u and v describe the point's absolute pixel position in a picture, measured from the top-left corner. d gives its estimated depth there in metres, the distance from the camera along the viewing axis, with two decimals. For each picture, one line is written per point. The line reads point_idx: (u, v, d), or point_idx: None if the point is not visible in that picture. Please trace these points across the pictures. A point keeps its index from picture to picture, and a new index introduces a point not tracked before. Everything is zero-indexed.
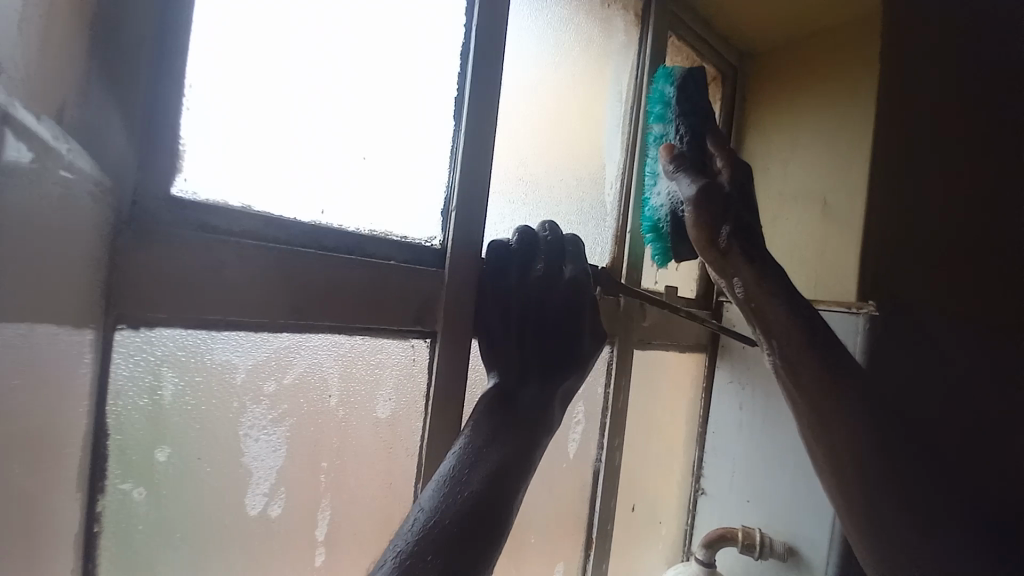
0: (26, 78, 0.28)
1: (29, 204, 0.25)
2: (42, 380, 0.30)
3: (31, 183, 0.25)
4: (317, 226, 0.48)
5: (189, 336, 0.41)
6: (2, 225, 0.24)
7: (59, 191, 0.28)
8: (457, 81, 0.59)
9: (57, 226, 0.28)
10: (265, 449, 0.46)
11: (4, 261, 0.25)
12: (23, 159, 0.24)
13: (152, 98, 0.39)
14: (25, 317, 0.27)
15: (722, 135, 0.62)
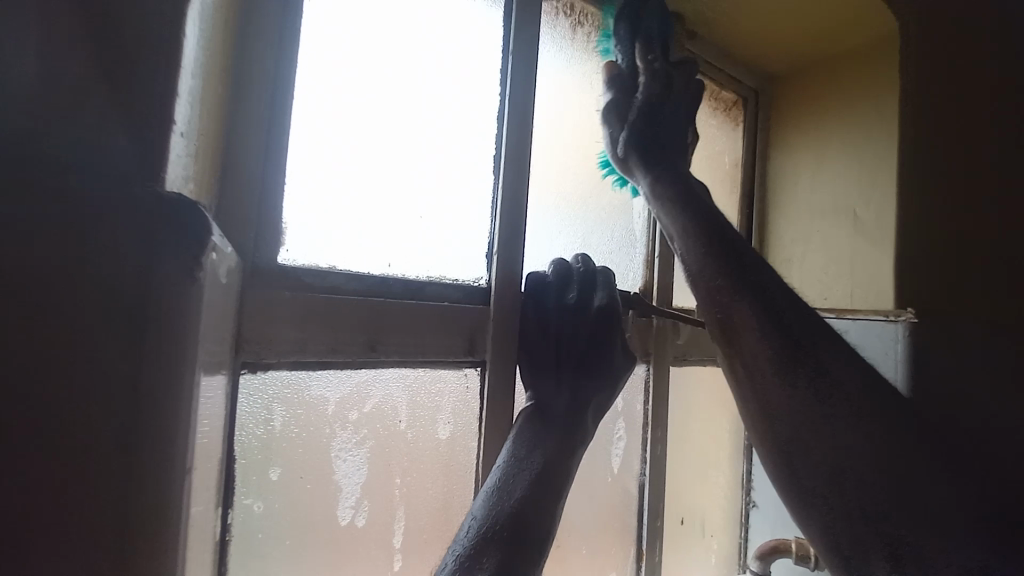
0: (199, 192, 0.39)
1: (221, 288, 0.35)
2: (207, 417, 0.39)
3: (223, 273, 0.35)
4: (387, 277, 0.58)
5: (292, 376, 0.51)
6: (215, 306, 0.34)
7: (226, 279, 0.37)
8: (494, 140, 0.68)
9: (225, 299, 0.39)
10: (351, 467, 0.55)
11: (209, 330, 0.35)
12: (223, 258, 0.34)
13: (264, 190, 0.50)
14: (208, 369, 0.38)
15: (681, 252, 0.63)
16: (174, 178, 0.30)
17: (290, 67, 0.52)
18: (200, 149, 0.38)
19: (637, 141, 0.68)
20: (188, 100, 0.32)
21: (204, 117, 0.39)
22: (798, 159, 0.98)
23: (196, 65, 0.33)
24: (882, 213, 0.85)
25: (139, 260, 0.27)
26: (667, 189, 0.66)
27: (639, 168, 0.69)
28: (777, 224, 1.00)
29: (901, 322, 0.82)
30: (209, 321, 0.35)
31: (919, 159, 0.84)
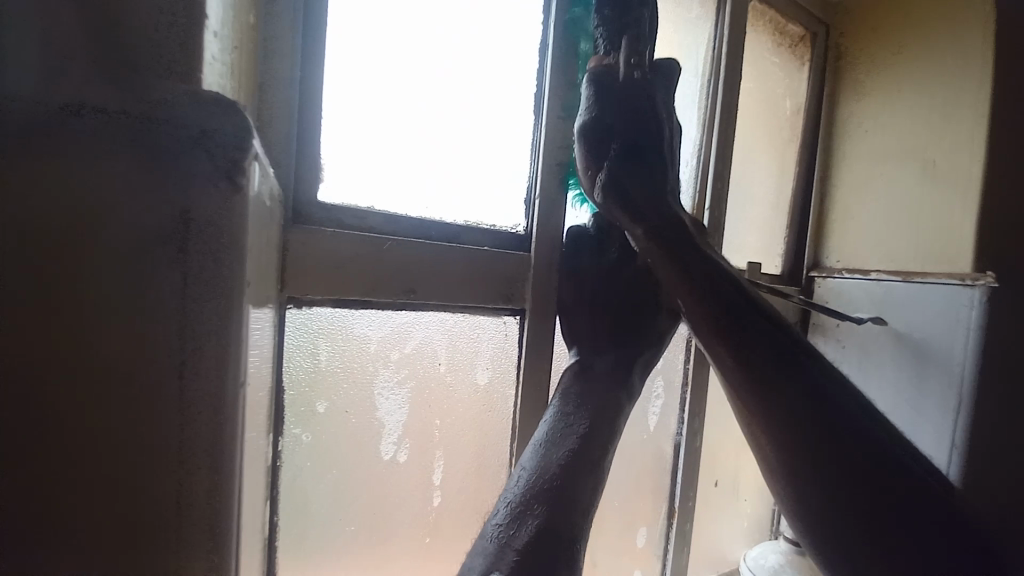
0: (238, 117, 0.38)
1: (264, 214, 0.35)
2: (256, 344, 0.40)
3: (264, 202, 0.34)
4: (424, 220, 0.57)
5: (336, 313, 0.52)
6: (259, 233, 0.34)
7: (267, 203, 0.36)
8: (536, 77, 0.64)
9: (268, 228, 0.38)
10: (393, 406, 0.56)
11: (256, 257, 0.35)
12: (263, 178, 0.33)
13: (300, 123, 0.49)
14: (255, 298, 0.38)
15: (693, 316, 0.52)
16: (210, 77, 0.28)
17: None
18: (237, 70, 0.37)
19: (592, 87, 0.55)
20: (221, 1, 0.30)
21: (238, 33, 0.37)
22: (867, 104, 0.89)
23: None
24: (965, 164, 0.76)
25: (184, 162, 0.25)
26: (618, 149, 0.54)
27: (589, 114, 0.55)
28: (839, 178, 0.92)
29: (979, 287, 0.74)
30: (256, 247, 0.35)
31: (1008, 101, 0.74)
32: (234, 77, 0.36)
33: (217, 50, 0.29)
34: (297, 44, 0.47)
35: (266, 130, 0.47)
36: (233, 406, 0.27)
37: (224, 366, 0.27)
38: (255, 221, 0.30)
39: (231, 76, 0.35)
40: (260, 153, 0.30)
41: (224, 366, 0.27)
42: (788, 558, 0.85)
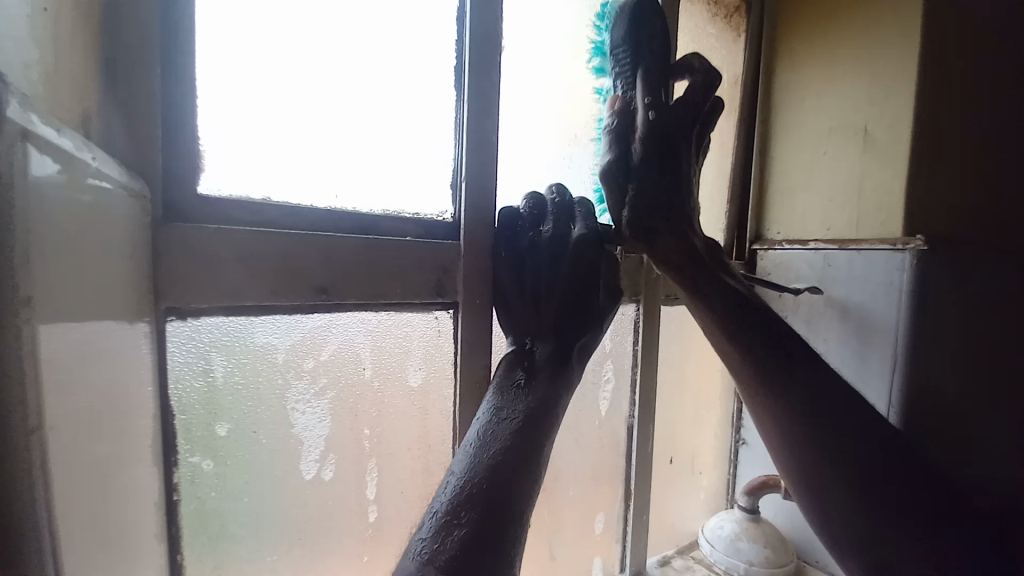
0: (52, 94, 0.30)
1: (87, 217, 0.28)
2: (109, 368, 0.33)
3: (85, 203, 0.27)
4: (335, 211, 0.51)
5: (231, 323, 0.45)
6: (80, 239, 0.27)
7: (95, 198, 0.29)
8: (456, 47, 0.58)
9: (102, 231, 0.31)
10: (311, 420, 0.51)
11: (84, 269, 0.28)
12: (71, 170, 0.25)
13: (167, 102, 0.41)
14: (95, 317, 0.31)
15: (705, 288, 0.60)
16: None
17: None
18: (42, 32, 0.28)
19: (631, 210, 0.57)
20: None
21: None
22: (803, 75, 0.89)
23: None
24: (896, 128, 0.77)
25: None
26: (669, 247, 0.58)
27: (632, 229, 0.58)
28: (778, 148, 0.93)
29: (909, 251, 0.76)
30: (82, 255, 0.28)
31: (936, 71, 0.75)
32: (40, 40, 0.28)
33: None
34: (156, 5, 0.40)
35: (123, 110, 0.39)
36: (20, 461, 0.21)
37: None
38: (46, 219, 0.23)
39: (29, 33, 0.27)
40: (50, 134, 0.23)
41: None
42: (743, 527, 0.85)
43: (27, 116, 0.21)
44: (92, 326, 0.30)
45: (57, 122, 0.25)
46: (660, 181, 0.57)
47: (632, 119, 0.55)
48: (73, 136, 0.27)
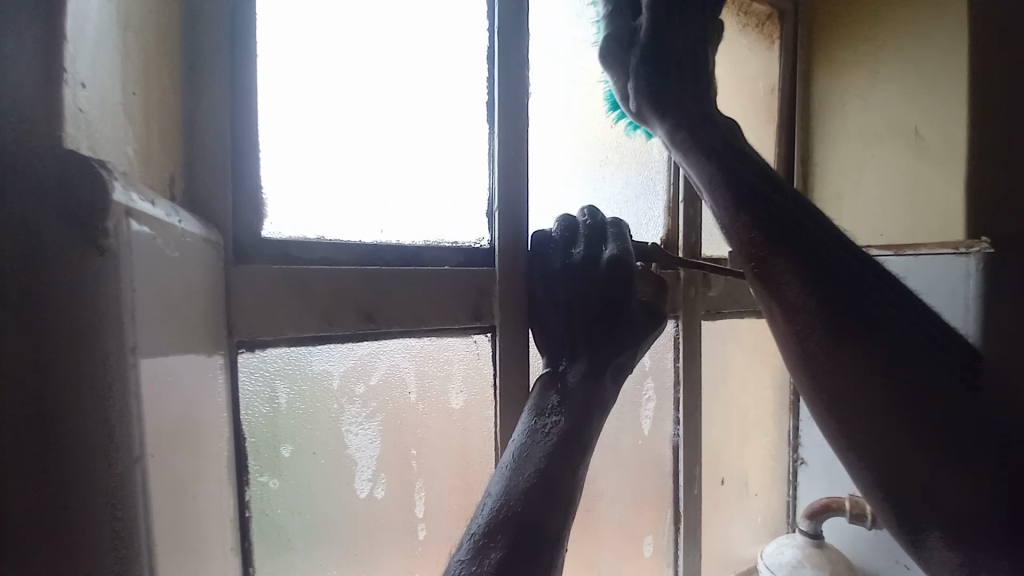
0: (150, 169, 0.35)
1: (176, 271, 0.33)
2: (193, 395, 0.38)
3: (173, 260, 0.33)
4: (380, 245, 0.55)
5: (292, 353, 0.50)
6: (170, 290, 0.32)
7: (180, 253, 0.34)
8: (486, 84, 0.62)
9: (187, 280, 0.36)
10: (364, 442, 0.54)
11: (173, 316, 0.33)
12: (160, 232, 0.30)
13: (235, 161, 0.47)
14: (183, 351, 0.36)
15: (757, 236, 0.51)
16: (75, 131, 0.25)
17: (248, 17, 0.47)
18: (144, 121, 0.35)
19: (648, 96, 0.58)
20: (95, 45, 0.27)
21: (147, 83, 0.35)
22: (844, 80, 0.87)
23: (110, 10, 0.29)
24: (951, 130, 0.75)
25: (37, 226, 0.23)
26: (699, 153, 0.56)
27: (655, 117, 0.59)
28: (822, 154, 0.90)
29: (974, 255, 0.73)
30: (172, 303, 0.33)
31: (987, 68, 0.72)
32: (146, 130, 0.34)
33: (86, 96, 0.26)
34: (223, 79, 0.45)
35: (198, 172, 0.44)
36: (127, 484, 0.25)
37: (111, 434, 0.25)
38: (147, 276, 0.28)
39: (138, 126, 0.33)
40: (146, 209, 0.28)
41: (112, 436, 0.25)
42: (804, 553, 0.81)
43: (128, 197, 0.26)
44: (180, 360, 0.35)
45: (149, 194, 0.30)
46: (674, 75, 0.58)
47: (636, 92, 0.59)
48: (160, 201, 0.31)
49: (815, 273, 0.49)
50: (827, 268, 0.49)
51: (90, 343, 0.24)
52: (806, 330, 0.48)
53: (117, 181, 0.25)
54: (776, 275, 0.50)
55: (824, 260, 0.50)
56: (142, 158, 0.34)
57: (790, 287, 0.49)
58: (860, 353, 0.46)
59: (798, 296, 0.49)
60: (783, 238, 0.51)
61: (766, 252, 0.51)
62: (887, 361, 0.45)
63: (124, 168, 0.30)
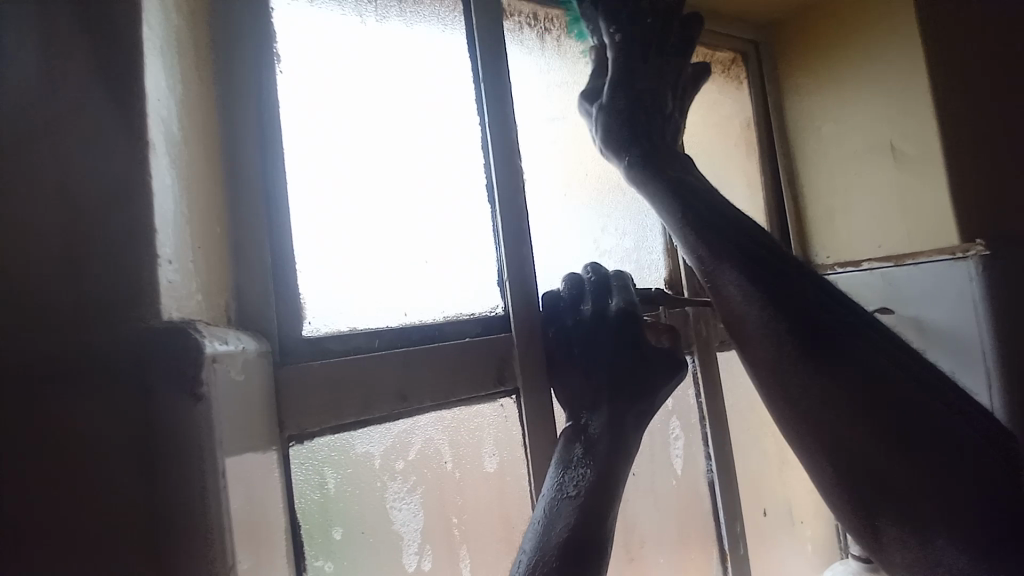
0: (205, 306, 0.42)
1: (251, 376, 0.43)
2: (254, 490, 0.42)
3: (248, 370, 0.42)
4: (405, 327, 0.60)
5: (337, 439, 0.54)
6: (249, 394, 0.42)
7: (249, 364, 0.43)
8: (483, 167, 0.68)
9: (258, 381, 0.45)
10: (408, 515, 0.57)
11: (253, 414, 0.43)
12: (235, 353, 0.39)
13: (276, 273, 0.53)
14: (252, 450, 0.42)
15: (735, 278, 0.55)
16: (168, 304, 0.36)
17: (274, 147, 0.54)
18: (197, 266, 0.41)
19: (610, 137, 0.65)
20: (172, 229, 0.38)
21: (199, 233, 0.42)
22: (815, 107, 0.93)
23: (178, 193, 0.40)
24: (926, 142, 0.79)
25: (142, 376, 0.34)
26: (652, 183, 0.62)
27: (614, 156, 0.65)
28: (809, 177, 0.95)
29: (971, 258, 0.75)
30: (252, 404, 0.43)
31: (942, 89, 0.78)
32: (197, 273, 0.41)
33: (172, 270, 0.37)
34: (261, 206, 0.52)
35: (245, 290, 0.51)
36: None
37: (205, 508, 0.35)
38: (225, 395, 0.37)
39: (192, 276, 0.40)
40: (221, 343, 0.38)
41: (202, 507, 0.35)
42: None
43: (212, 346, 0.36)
44: (244, 464, 0.40)
45: (224, 334, 0.40)
46: (647, 127, 0.64)
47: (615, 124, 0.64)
48: (236, 334, 0.42)
49: (779, 312, 0.53)
50: (802, 306, 0.53)
51: (191, 445, 0.35)
52: (768, 343, 0.53)
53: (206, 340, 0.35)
54: (736, 308, 0.55)
55: (795, 306, 0.53)
56: (194, 301, 0.40)
57: (751, 311, 0.54)
58: (813, 360, 0.51)
59: (747, 315, 0.55)
60: (760, 277, 0.55)
61: (750, 288, 0.55)
62: (840, 388, 0.50)
63: (209, 321, 0.42)
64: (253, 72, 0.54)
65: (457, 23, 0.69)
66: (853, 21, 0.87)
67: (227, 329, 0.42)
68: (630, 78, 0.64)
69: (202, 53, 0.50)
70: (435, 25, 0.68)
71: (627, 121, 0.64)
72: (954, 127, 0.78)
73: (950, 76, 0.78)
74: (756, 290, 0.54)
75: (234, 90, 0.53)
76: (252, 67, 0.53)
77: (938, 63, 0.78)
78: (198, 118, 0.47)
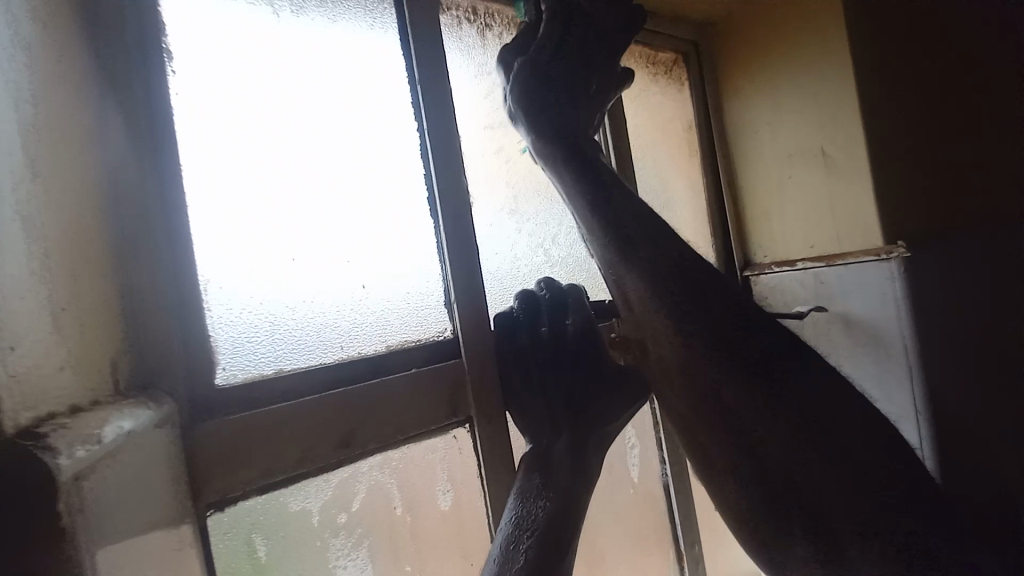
0: (77, 380, 0.33)
1: (135, 454, 0.34)
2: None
3: (130, 448, 0.34)
4: (341, 362, 0.54)
5: (267, 499, 0.48)
6: (131, 479, 0.34)
7: (127, 441, 0.33)
8: (424, 176, 0.63)
9: (145, 458, 0.36)
10: (355, 572, 0.52)
11: (142, 498, 0.35)
12: (113, 435, 0.31)
13: (181, 315, 0.46)
14: (148, 534, 0.35)
15: (619, 268, 0.48)
16: (13, 406, 0.26)
17: (174, 168, 0.46)
18: (58, 331, 0.32)
19: (523, 98, 0.52)
20: (20, 297, 0.29)
21: (63, 287, 0.34)
22: (752, 109, 0.95)
23: (35, 252, 0.31)
24: (852, 147, 0.82)
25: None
26: (557, 160, 0.51)
27: (524, 124, 0.53)
28: (750, 177, 0.97)
29: (894, 260, 0.79)
30: (137, 489, 0.34)
31: (886, 96, 0.81)
32: (61, 335, 0.33)
33: (20, 355, 0.28)
34: (157, 236, 0.44)
35: (142, 337, 0.43)
36: None
37: None
38: (102, 503, 0.29)
39: (54, 340, 0.32)
40: (88, 436, 0.29)
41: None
42: None
43: (83, 454, 0.27)
44: (141, 555, 0.34)
45: (94, 428, 0.30)
46: (558, 91, 0.53)
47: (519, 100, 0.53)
48: (113, 421, 0.32)
49: (691, 306, 0.45)
50: (701, 302, 0.46)
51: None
52: (690, 402, 0.45)
53: (62, 457, 0.25)
54: (625, 295, 0.48)
55: (705, 298, 0.46)
56: (63, 375, 0.32)
57: (644, 300, 0.47)
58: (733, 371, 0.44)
59: (676, 362, 0.46)
60: (632, 257, 0.47)
61: (623, 276, 0.48)
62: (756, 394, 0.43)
63: (77, 403, 0.33)
64: (144, 79, 0.45)
65: (386, 17, 0.62)
66: (787, 23, 0.88)
67: (101, 413, 0.32)
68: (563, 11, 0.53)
69: (78, 52, 0.41)
70: (361, 19, 0.60)
71: (536, 96, 0.52)
72: (883, 131, 0.81)
73: (881, 80, 0.81)
74: (669, 288, 0.46)
75: (115, 91, 0.43)
76: (139, 70, 0.45)
77: (869, 66, 0.81)
78: (79, 144, 0.38)
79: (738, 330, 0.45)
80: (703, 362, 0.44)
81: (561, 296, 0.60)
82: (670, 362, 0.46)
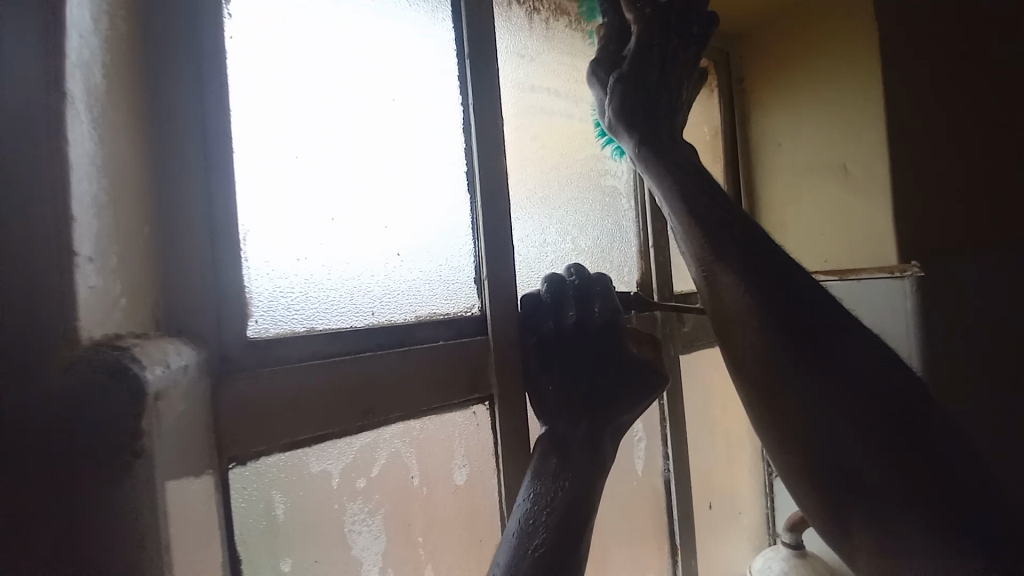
0: (113, 316, 0.33)
1: (196, 380, 0.38)
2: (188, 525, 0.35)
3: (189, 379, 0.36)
4: (372, 328, 0.52)
5: (289, 458, 0.47)
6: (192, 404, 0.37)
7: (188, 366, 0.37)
8: (463, 150, 0.62)
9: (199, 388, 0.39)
10: (369, 539, 0.52)
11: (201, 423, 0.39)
12: (177, 362, 0.35)
13: (216, 267, 0.43)
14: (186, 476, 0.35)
15: (718, 257, 0.52)
16: (89, 321, 0.30)
17: (217, 106, 0.44)
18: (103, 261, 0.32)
19: (624, 115, 0.57)
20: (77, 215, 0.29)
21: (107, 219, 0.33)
22: (779, 121, 0.96)
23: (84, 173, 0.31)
24: (876, 170, 0.84)
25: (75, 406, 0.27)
26: (659, 169, 0.56)
27: (626, 132, 0.58)
28: (770, 187, 0.97)
29: (907, 278, 0.81)
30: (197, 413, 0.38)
31: (912, 120, 0.83)
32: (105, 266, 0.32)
33: (93, 270, 0.31)
34: (201, 183, 0.43)
35: (179, 285, 0.42)
36: None
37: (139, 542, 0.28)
38: (167, 423, 0.33)
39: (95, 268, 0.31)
40: (161, 360, 0.33)
41: (140, 539, 0.29)
42: (790, 566, 0.85)
43: (156, 375, 0.31)
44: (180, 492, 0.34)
45: (164, 353, 0.34)
46: (660, 88, 0.57)
47: (614, 107, 0.57)
48: (175, 349, 0.36)
49: (767, 293, 0.50)
50: (790, 291, 0.51)
51: None
52: (756, 343, 0.50)
53: (148, 373, 0.30)
54: (707, 279, 0.52)
55: (788, 289, 0.51)
56: (102, 304, 0.32)
57: (731, 285, 0.51)
58: (803, 355, 0.49)
59: (741, 313, 0.50)
60: (732, 249, 0.52)
61: (714, 263, 0.52)
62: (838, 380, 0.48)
63: (136, 331, 0.35)
64: (194, 21, 0.44)
65: None
66: (818, 39, 0.90)
67: (161, 341, 0.36)
68: (654, 20, 0.56)
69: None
70: None
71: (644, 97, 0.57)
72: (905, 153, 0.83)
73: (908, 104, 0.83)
74: (756, 275, 0.51)
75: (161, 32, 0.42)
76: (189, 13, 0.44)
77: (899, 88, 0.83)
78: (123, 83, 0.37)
79: (820, 317, 0.50)
80: (778, 339, 0.49)
81: (583, 285, 0.58)
82: (751, 344, 0.50)
